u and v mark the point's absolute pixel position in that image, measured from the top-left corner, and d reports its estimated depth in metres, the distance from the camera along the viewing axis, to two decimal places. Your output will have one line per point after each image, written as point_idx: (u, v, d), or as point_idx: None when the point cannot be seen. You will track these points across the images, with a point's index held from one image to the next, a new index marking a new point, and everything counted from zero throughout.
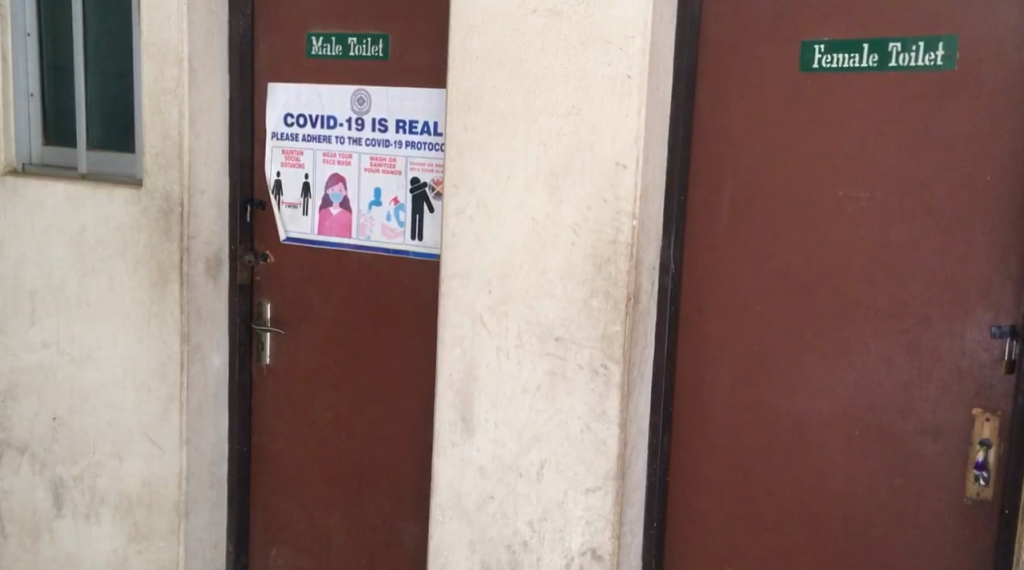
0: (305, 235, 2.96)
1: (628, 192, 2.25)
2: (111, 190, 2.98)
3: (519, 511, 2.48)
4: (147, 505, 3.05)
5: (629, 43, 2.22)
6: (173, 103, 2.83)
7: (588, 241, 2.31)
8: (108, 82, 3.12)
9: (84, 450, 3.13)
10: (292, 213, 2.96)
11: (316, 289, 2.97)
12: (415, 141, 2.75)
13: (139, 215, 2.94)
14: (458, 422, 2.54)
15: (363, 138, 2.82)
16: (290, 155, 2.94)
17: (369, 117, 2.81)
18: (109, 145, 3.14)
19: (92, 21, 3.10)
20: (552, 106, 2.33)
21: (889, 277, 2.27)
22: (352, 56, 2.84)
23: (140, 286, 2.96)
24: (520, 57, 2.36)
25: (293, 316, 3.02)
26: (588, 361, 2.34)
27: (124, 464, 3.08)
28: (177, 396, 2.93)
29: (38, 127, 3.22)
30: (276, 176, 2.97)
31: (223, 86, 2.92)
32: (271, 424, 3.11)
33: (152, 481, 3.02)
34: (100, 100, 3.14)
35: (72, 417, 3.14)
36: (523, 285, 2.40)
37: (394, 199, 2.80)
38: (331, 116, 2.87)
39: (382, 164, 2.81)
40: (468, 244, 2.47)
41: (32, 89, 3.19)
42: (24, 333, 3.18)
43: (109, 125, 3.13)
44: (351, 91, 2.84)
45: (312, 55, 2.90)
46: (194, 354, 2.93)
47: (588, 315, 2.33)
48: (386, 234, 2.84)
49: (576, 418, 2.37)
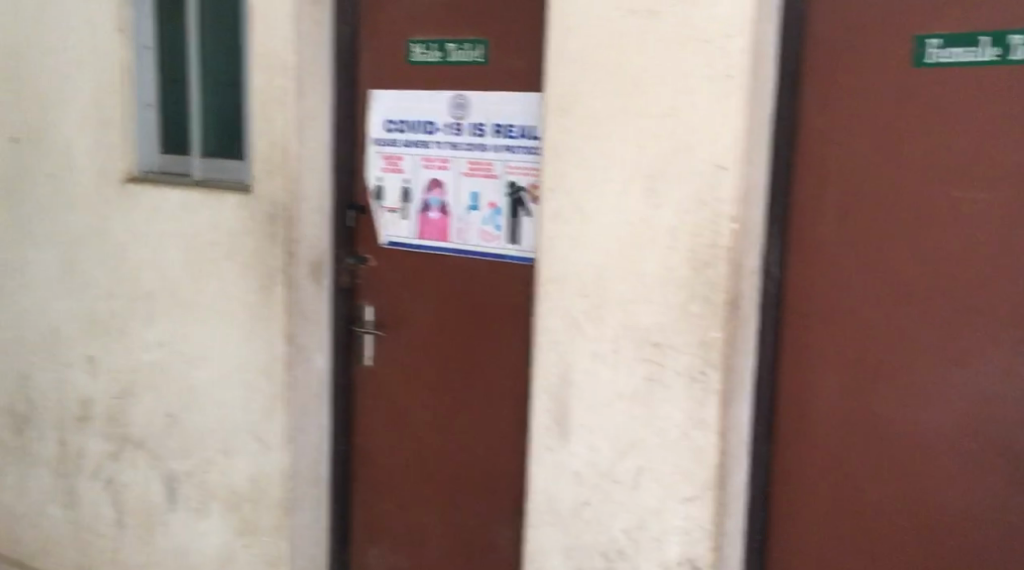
0: (403, 240, 2.99)
1: (728, 193, 2.19)
2: (222, 196, 3.07)
3: (614, 518, 2.45)
4: (254, 501, 3.13)
5: (731, 42, 2.16)
6: (280, 111, 2.90)
7: (686, 244, 2.26)
8: (222, 91, 3.19)
9: (196, 446, 3.24)
10: (392, 217, 2.99)
11: (415, 293, 3.00)
12: (513, 145, 2.74)
13: (248, 220, 3.02)
14: (554, 426, 2.52)
15: (461, 143, 2.83)
16: (389, 160, 2.97)
17: (467, 122, 2.82)
18: (223, 152, 3.19)
19: (207, 33, 3.17)
20: (649, 108, 2.29)
21: (1010, 282, 2.14)
22: (450, 61, 2.86)
23: (247, 289, 3.04)
24: (617, 59, 2.32)
25: (392, 319, 3.06)
26: (686, 367, 2.29)
27: (232, 461, 3.16)
28: (281, 396, 3.01)
29: (155, 136, 3.28)
30: (376, 180, 3.00)
31: (328, 93, 2.98)
32: (370, 424, 3.15)
33: (258, 478, 3.11)
34: (216, 110, 3.20)
35: (186, 415, 3.25)
36: (619, 290, 2.37)
37: (491, 203, 2.80)
38: (430, 122, 2.89)
39: (479, 168, 2.80)
40: (563, 247, 2.45)
41: (149, 101, 3.25)
42: (140, 334, 3.30)
43: (223, 133, 3.19)
44: (450, 96, 2.85)
45: (412, 61, 2.93)
46: (297, 356, 3.00)
47: (686, 320, 2.28)
48: (484, 238, 2.84)
49: (673, 426, 2.32)
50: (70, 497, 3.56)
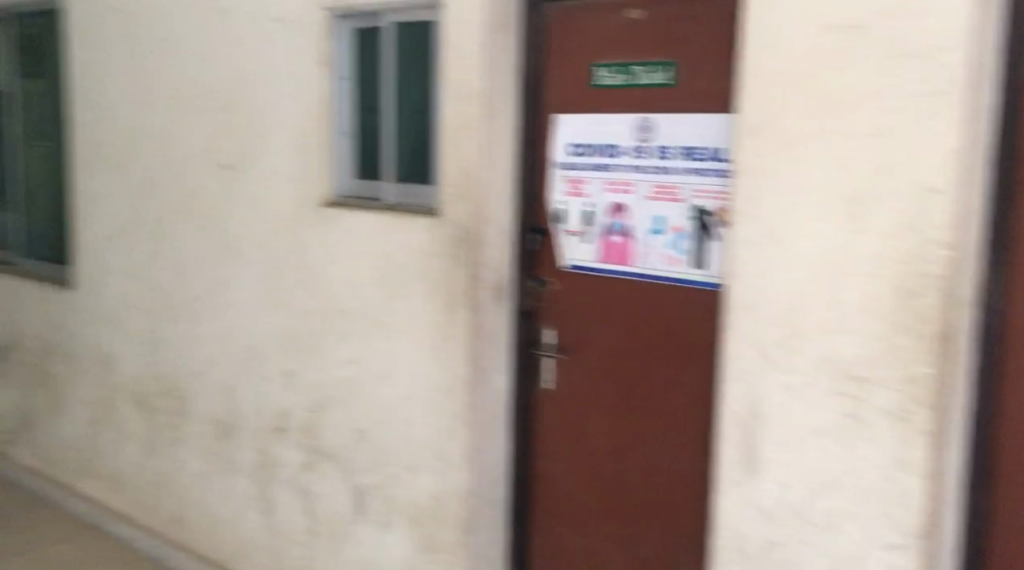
0: (584, 264, 2.91)
1: (941, 219, 2.05)
2: (410, 219, 3.10)
3: (808, 560, 2.33)
4: (437, 519, 3.17)
5: (947, 57, 2.03)
6: (469, 136, 2.93)
7: (890, 271, 2.14)
8: (416, 118, 3.20)
9: (382, 462, 3.29)
10: (574, 241, 2.92)
11: (595, 318, 2.92)
12: (701, 168, 2.63)
13: (435, 243, 3.06)
14: (742, 460, 2.42)
15: (646, 166, 2.73)
16: (572, 184, 2.90)
17: (653, 145, 2.72)
18: (415, 176, 3.23)
19: (404, 59, 3.19)
20: (852, 128, 2.17)
21: None
22: (638, 85, 2.74)
23: (433, 311, 3.09)
24: (817, 77, 2.22)
25: (572, 344, 2.99)
26: (890, 405, 2.15)
27: (416, 477, 3.21)
28: (463, 416, 3.04)
29: (350, 163, 3.31)
30: (558, 205, 2.94)
31: (512, 119, 2.94)
32: (546, 448, 3.10)
33: (442, 496, 3.14)
34: (409, 136, 3.23)
35: (376, 431, 3.29)
36: (816, 319, 2.26)
37: (677, 227, 2.70)
38: (614, 145, 2.80)
39: (665, 192, 2.71)
40: (754, 275, 2.36)
41: (345, 129, 3.29)
42: (331, 351, 3.37)
43: (415, 158, 3.23)
44: (635, 118, 2.76)
45: (597, 84, 2.82)
46: (480, 378, 3.01)
47: (892, 354, 2.14)
48: (669, 263, 2.73)
49: (876, 467, 2.19)
50: (266, 502, 3.66)
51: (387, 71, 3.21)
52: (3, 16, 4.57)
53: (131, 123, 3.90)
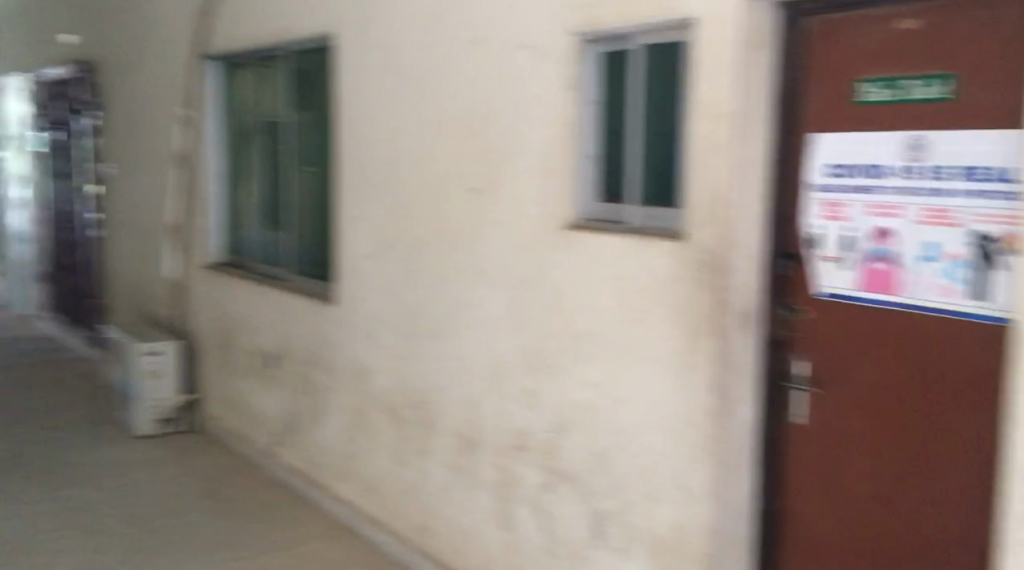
0: (842, 292, 2.60)
1: None
2: (651, 240, 2.88)
3: None
4: (679, 554, 2.89)
5: None
6: (720, 155, 2.67)
7: None
8: (662, 141, 3.01)
9: (620, 489, 3.06)
10: (831, 267, 2.62)
11: (853, 352, 2.59)
12: (984, 188, 2.26)
13: (679, 264, 2.80)
14: None
15: (915, 187, 2.40)
16: (827, 207, 2.61)
17: (923, 164, 2.38)
18: (662, 200, 3.02)
19: (654, 80, 3.01)
20: None
21: None
22: (909, 99, 2.40)
23: (675, 338, 2.83)
24: None
25: (826, 378, 2.66)
26: None
27: (657, 506, 2.94)
28: (707, 445, 2.76)
29: (594, 187, 3.17)
30: (812, 228, 2.65)
31: (764, 136, 2.66)
32: (799, 489, 2.76)
33: (683, 532, 2.87)
34: (657, 160, 3.03)
35: (619, 457, 3.05)
36: None
37: (953, 255, 2.33)
38: (877, 164, 2.48)
39: (940, 217, 2.36)
40: None
41: (590, 152, 3.15)
42: (571, 369, 3.19)
43: (662, 180, 3.02)
44: (902, 134, 2.42)
45: (862, 102, 2.51)
46: (727, 410, 2.73)
47: None
48: (941, 295, 2.37)
49: None
50: (508, 516, 3.54)
51: (635, 93, 3.05)
52: (281, 53, 4.93)
53: (391, 149, 4.03)
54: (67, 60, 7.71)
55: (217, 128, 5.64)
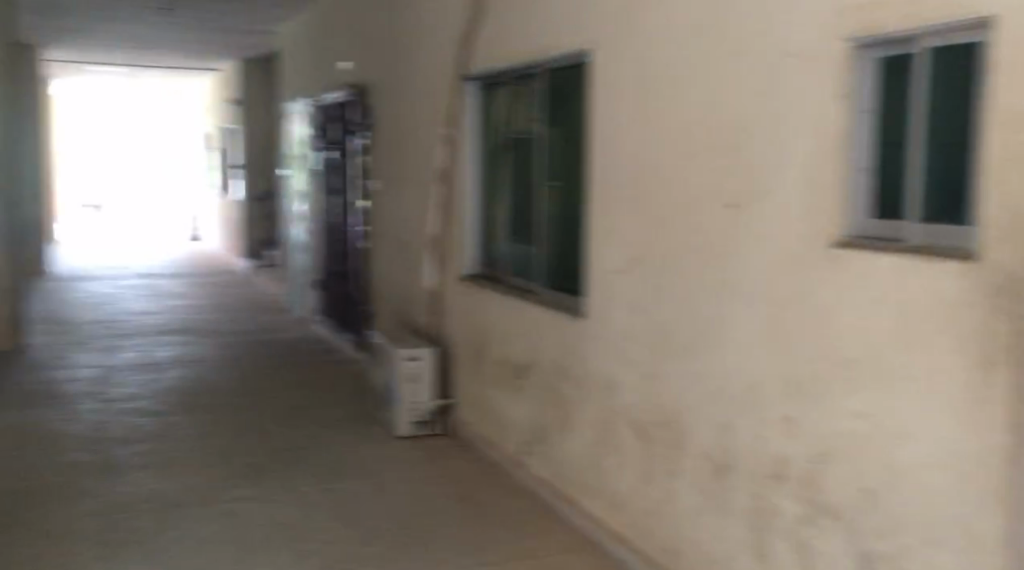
0: None
1: None
2: (934, 261, 2.63)
3: None
4: None
5: None
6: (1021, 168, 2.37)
7: None
8: (949, 152, 2.77)
9: (892, 529, 2.81)
10: None
11: None
12: None
13: (968, 288, 2.53)
14: None
15: None
16: None
17: None
18: (946, 216, 2.79)
19: (938, 92, 2.79)
20: None
21: None
22: None
23: (961, 369, 2.55)
24: None
25: None
26: None
27: (935, 553, 2.67)
28: (999, 493, 2.46)
29: (869, 200, 2.98)
30: None
31: None
32: None
33: None
34: (942, 172, 2.80)
35: (890, 494, 2.81)
36: None
37: None
38: None
39: None
40: None
41: (863, 164, 2.97)
42: (838, 399, 2.99)
43: (948, 195, 2.78)
44: None
45: None
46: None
47: None
48: None
49: None
50: (763, 547, 3.37)
51: (919, 100, 2.84)
52: (535, 69, 4.98)
53: (646, 164, 3.97)
54: (342, 86, 8.32)
55: (474, 145, 5.81)
